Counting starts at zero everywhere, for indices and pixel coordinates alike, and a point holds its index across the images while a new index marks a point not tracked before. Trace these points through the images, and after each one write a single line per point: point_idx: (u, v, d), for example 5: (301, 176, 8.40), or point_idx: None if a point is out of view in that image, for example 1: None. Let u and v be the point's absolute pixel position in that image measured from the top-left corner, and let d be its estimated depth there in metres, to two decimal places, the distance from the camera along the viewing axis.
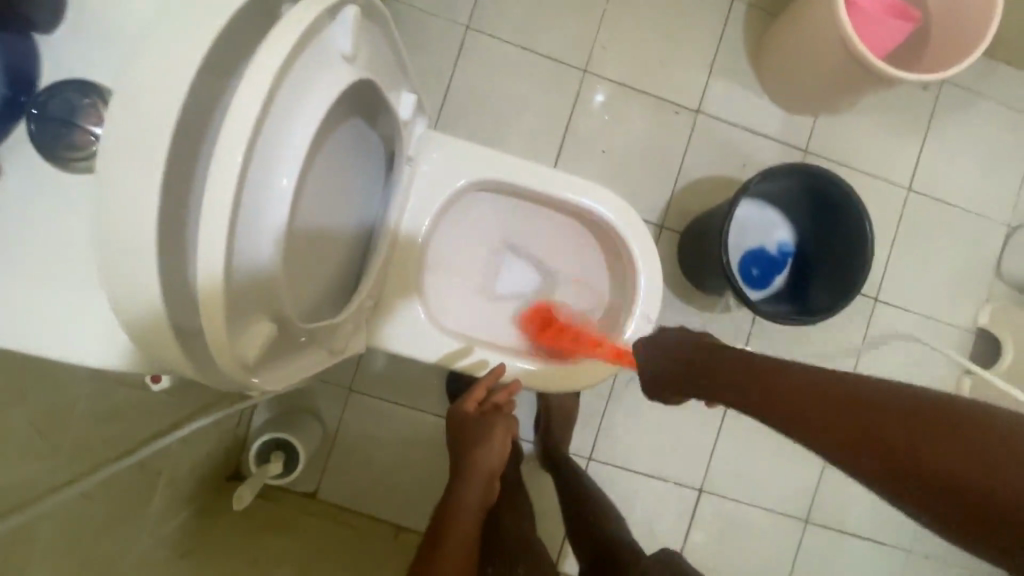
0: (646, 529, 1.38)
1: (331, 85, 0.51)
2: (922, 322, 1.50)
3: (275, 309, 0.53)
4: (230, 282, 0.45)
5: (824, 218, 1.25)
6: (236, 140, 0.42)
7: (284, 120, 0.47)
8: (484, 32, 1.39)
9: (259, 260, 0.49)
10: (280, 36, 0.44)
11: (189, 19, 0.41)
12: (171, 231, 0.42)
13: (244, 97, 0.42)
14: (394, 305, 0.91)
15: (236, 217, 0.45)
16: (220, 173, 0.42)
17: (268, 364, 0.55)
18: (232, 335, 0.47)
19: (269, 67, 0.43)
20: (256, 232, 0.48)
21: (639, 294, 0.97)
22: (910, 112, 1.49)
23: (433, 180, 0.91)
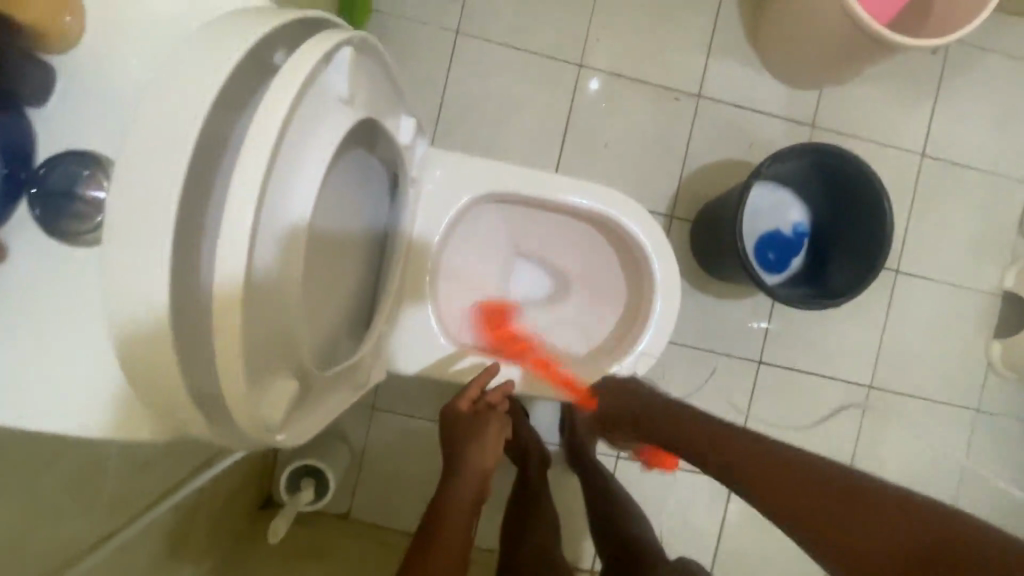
0: (682, 522, 1.37)
1: (331, 132, 0.50)
2: (947, 290, 1.46)
3: (295, 362, 0.52)
4: (248, 344, 0.44)
5: (838, 195, 1.22)
6: (244, 205, 0.40)
7: (287, 174, 0.46)
8: (474, 36, 1.37)
9: (278, 316, 0.48)
10: (278, 91, 0.42)
11: (183, 84, 0.39)
12: (185, 306, 0.41)
13: (247, 161, 0.40)
14: (411, 328, 0.89)
15: (250, 281, 0.43)
16: (231, 242, 0.40)
17: (297, 416, 0.54)
18: (254, 399, 0.46)
19: (270, 127, 0.41)
20: (272, 290, 0.47)
21: (657, 295, 0.95)
22: (919, 75, 1.45)
23: (439, 199, 0.89)
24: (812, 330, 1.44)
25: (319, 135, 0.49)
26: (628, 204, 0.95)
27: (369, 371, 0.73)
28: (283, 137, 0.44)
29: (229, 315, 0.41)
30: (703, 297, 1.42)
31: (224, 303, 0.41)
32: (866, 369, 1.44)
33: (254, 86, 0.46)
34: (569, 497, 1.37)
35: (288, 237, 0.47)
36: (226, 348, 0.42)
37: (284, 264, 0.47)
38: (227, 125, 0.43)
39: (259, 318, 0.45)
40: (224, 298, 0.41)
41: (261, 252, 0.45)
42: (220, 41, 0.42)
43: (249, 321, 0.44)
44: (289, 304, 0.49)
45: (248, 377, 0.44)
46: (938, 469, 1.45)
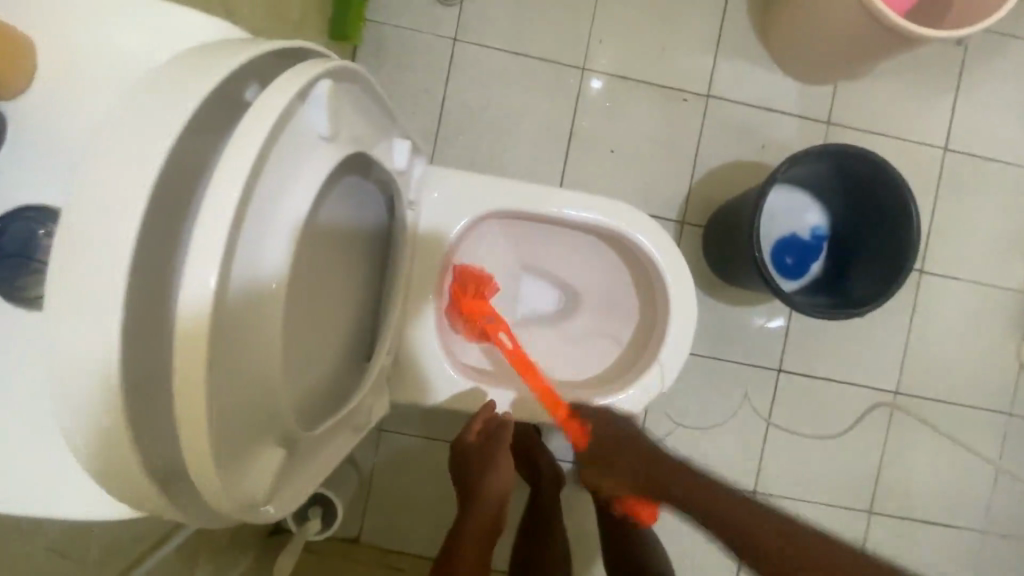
0: (703, 540, 1.32)
1: (307, 176, 0.46)
2: (975, 289, 1.39)
3: (279, 426, 0.48)
4: (219, 429, 0.39)
5: (858, 197, 1.17)
6: (206, 273, 0.35)
7: (260, 226, 0.42)
8: (472, 43, 1.32)
9: (254, 379, 0.43)
10: (243, 138, 0.37)
11: (134, 132, 0.34)
12: (145, 384, 0.37)
13: (207, 219, 0.35)
14: (415, 357, 0.86)
15: (217, 353, 0.39)
16: (188, 315, 0.35)
17: (282, 482, 0.51)
18: (235, 477, 0.42)
19: (234, 177, 0.36)
20: (245, 353, 0.42)
21: (672, 315, 0.89)
22: (939, 65, 1.38)
23: (438, 222, 0.85)
24: (834, 336, 1.38)
25: (295, 178, 0.45)
26: (637, 218, 0.90)
27: (370, 411, 0.71)
28: (251, 186, 0.39)
29: (192, 405, 0.35)
30: (718, 306, 1.37)
31: (185, 388, 0.35)
32: (892, 375, 1.38)
33: (221, 126, 0.41)
34: (584, 517, 1.33)
35: (263, 295, 0.43)
36: (194, 442, 0.36)
37: (261, 327, 0.43)
38: (187, 172, 0.38)
39: (233, 392, 0.41)
40: (183, 383, 0.35)
41: (236, 316, 0.40)
42: (178, 80, 0.37)
43: (219, 399, 0.39)
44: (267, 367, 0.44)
45: (224, 467, 0.40)
46: (971, 477, 1.38)
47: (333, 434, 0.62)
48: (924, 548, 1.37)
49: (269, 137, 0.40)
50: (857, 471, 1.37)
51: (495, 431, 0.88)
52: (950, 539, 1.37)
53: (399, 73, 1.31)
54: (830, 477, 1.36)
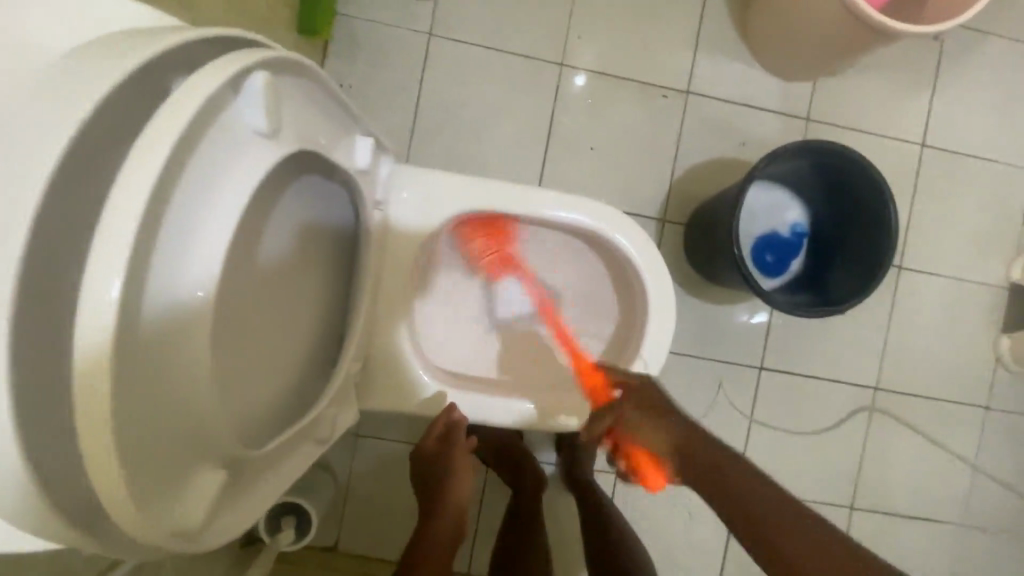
0: (686, 540, 1.31)
1: (241, 177, 0.43)
2: (952, 285, 1.40)
3: (217, 447, 0.45)
4: (135, 458, 0.36)
5: (837, 194, 1.16)
6: (105, 288, 0.31)
7: (185, 230, 0.39)
8: (447, 38, 1.29)
9: (181, 396, 0.41)
10: (151, 138, 0.34)
11: (25, 135, 0.32)
12: (47, 410, 0.33)
13: (111, 220, 0.32)
14: (384, 361, 0.83)
15: (130, 374, 0.35)
16: (86, 335, 0.31)
17: (223, 507, 0.48)
18: (164, 505, 0.39)
19: (141, 181, 0.33)
20: (169, 369, 0.39)
21: (650, 316, 0.88)
22: (916, 61, 1.38)
23: (408, 222, 0.82)
24: (814, 333, 1.37)
25: (226, 177, 0.41)
26: (612, 217, 0.88)
27: (333, 421, 0.68)
28: (165, 190, 0.36)
29: (98, 435, 0.32)
30: (699, 304, 1.36)
31: (88, 416, 0.32)
32: (871, 371, 1.38)
33: (131, 125, 0.39)
34: (567, 520, 1.31)
35: (189, 310, 0.40)
36: (103, 474, 0.33)
37: (186, 343, 0.40)
38: (91, 178, 0.36)
39: (153, 415, 0.38)
40: (85, 410, 0.32)
41: (154, 333, 0.37)
42: (79, 77, 0.34)
43: (135, 425, 0.36)
44: (195, 383, 0.42)
45: (145, 498, 0.37)
46: (950, 472, 1.39)
47: (289, 449, 0.59)
48: (904, 543, 1.37)
49: (187, 135, 0.37)
50: (838, 467, 1.37)
51: (449, 437, 0.86)
52: (930, 533, 1.37)
53: (373, 69, 1.28)
54: (812, 474, 1.36)
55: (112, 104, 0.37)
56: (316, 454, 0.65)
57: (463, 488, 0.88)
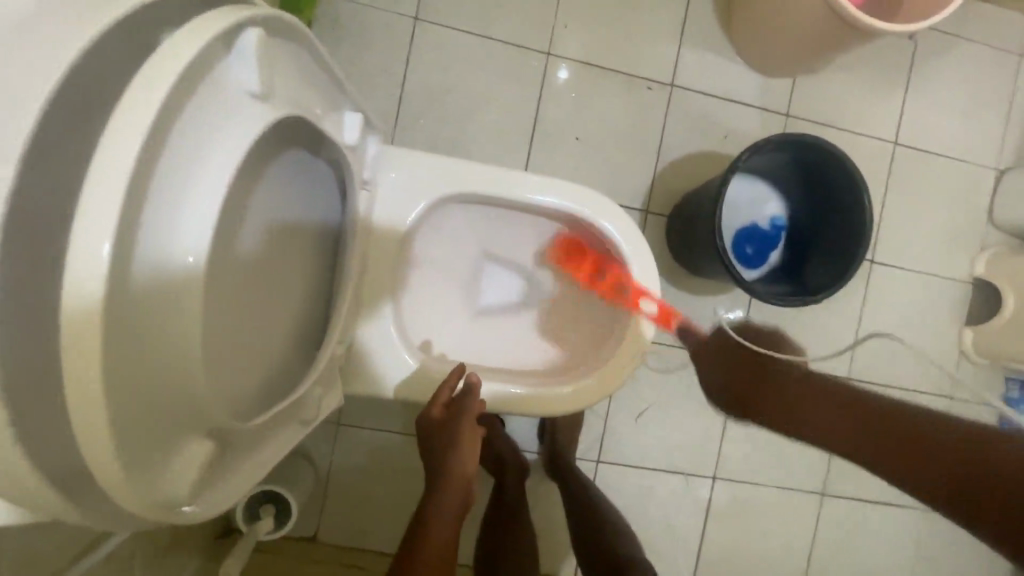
0: (663, 526, 1.33)
1: (238, 138, 0.42)
2: (920, 279, 1.45)
3: (203, 418, 0.44)
4: (124, 424, 0.35)
5: (814, 187, 1.19)
6: (96, 246, 0.30)
7: (178, 190, 0.38)
8: (434, 23, 1.28)
9: (168, 364, 0.39)
10: (139, 93, 0.33)
11: (9, 80, 0.30)
12: (34, 372, 0.32)
13: (100, 174, 0.31)
14: (369, 344, 0.82)
15: (120, 338, 0.34)
16: (76, 296, 0.30)
17: (209, 483, 0.47)
18: (149, 477, 0.38)
19: (129, 138, 0.32)
20: (156, 337, 0.38)
21: (636, 299, 0.88)
22: (891, 62, 1.42)
23: (394, 203, 0.81)
24: (790, 324, 1.41)
25: (217, 136, 0.41)
26: (600, 203, 0.89)
27: (320, 401, 0.67)
28: (153, 150, 0.35)
29: (89, 398, 0.31)
30: (681, 295, 1.37)
31: (79, 379, 0.31)
32: (843, 362, 1.43)
33: (115, 82, 0.38)
34: (549, 507, 1.31)
35: (178, 272, 0.39)
36: (93, 438, 0.32)
37: (177, 308, 0.39)
38: (75, 135, 0.35)
39: (143, 381, 0.37)
40: (76, 373, 0.31)
41: (142, 298, 0.36)
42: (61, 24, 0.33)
43: (125, 390, 0.35)
44: (183, 352, 0.40)
45: (135, 466, 0.36)
46: None
47: (273, 429, 0.58)
48: (878, 531, 1.39)
49: (174, 95, 0.36)
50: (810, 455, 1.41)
51: (461, 401, 0.82)
52: (902, 522, 1.40)
53: (358, 53, 1.25)
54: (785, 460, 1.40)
55: (91, 57, 0.36)
56: (302, 435, 0.65)
57: (468, 461, 0.81)
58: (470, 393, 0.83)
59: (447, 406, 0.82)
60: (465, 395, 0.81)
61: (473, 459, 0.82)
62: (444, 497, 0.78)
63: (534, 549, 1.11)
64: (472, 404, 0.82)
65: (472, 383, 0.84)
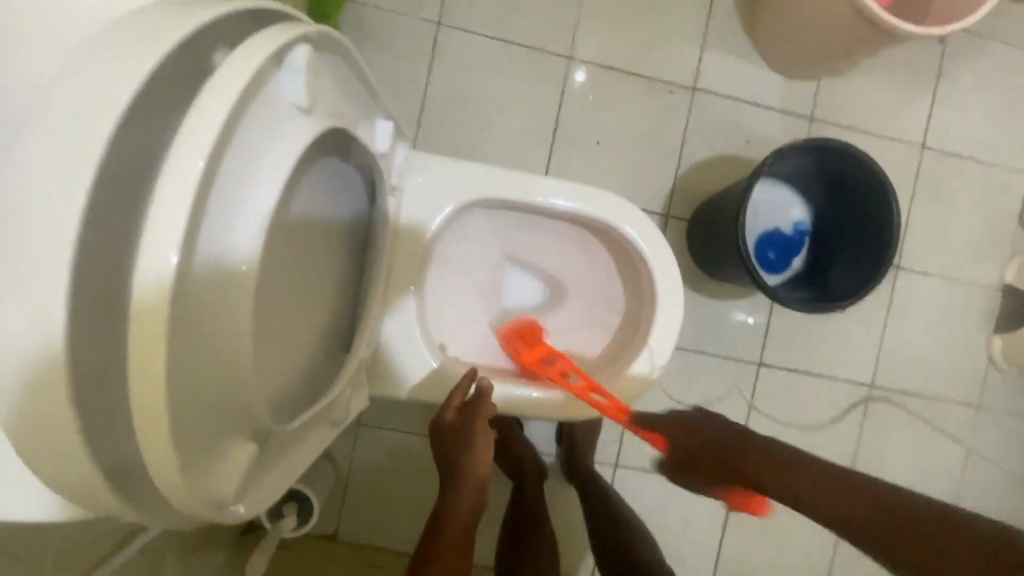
0: (681, 532, 1.32)
1: (288, 150, 0.44)
2: (947, 286, 1.42)
3: (249, 420, 0.45)
4: (181, 425, 0.36)
5: (840, 193, 1.18)
6: (164, 255, 0.32)
7: (233, 202, 0.39)
8: (457, 27, 1.29)
9: (220, 367, 0.41)
10: (203, 109, 0.34)
11: (84, 96, 0.31)
12: (98, 372, 0.34)
13: (168, 186, 0.32)
14: (395, 346, 0.84)
15: (178, 342, 0.36)
16: (144, 304, 0.32)
17: (252, 482, 0.48)
18: (202, 477, 0.39)
19: (194, 151, 0.33)
20: (210, 341, 0.39)
21: (660, 305, 0.88)
22: (919, 64, 1.40)
23: (421, 208, 0.83)
24: (812, 330, 1.39)
25: (269, 145, 0.42)
26: (625, 209, 0.89)
27: (350, 403, 0.68)
28: (213, 163, 0.36)
29: (151, 400, 0.33)
30: (702, 299, 1.37)
31: (143, 382, 0.32)
32: (867, 368, 1.40)
33: (175, 93, 0.39)
34: (566, 510, 1.32)
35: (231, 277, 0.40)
36: (155, 438, 0.34)
37: (229, 314, 0.40)
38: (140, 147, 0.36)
39: (199, 383, 0.38)
40: (142, 374, 0.32)
41: (199, 304, 0.37)
42: (130, 41, 0.34)
43: (182, 392, 0.36)
44: (234, 355, 0.41)
45: (188, 466, 0.37)
46: (944, 469, 1.41)
47: (308, 430, 0.59)
48: None
49: (233, 109, 0.37)
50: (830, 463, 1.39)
51: (473, 405, 0.81)
52: None
53: (383, 57, 1.27)
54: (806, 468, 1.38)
55: (158, 73, 0.37)
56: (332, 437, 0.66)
57: (482, 464, 0.81)
58: (482, 395, 0.82)
59: (460, 409, 0.82)
60: (477, 399, 0.80)
61: (487, 463, 0.82)
62: (459, 501, 0.78)
63: (553, 553, 1.11)
64: (484, 407, 0.82)
65: (484, 387, 0.83)
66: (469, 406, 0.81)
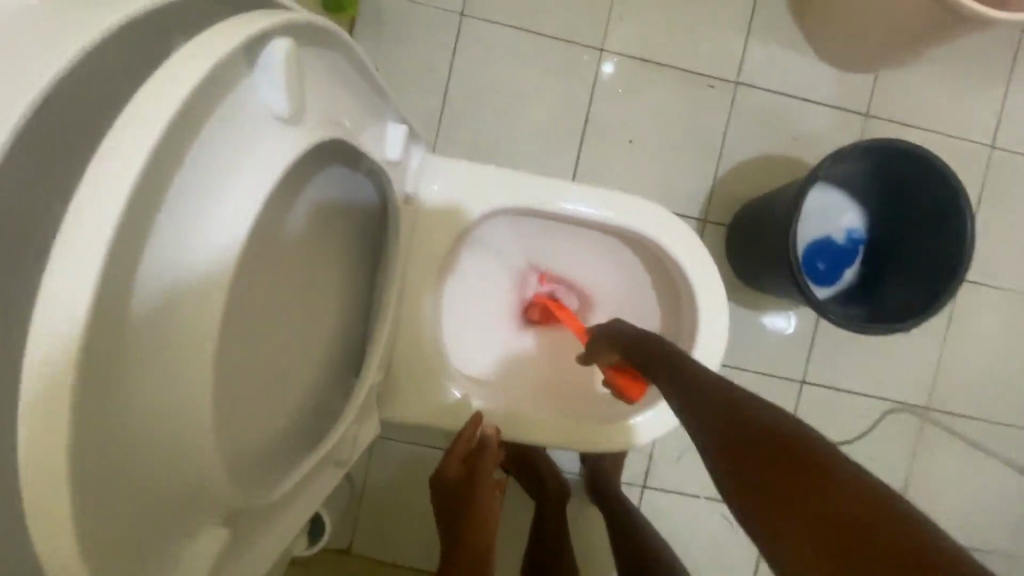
0: (714, 560, 1.24)
1: (261, 162, 0.38)
2: (1016, 299, 1.29)
3: (226, 507, 0.41)
4: (99, 512, 0.30)
5: (901, 200, 1.06)
6: (65, 320, 0.26)
7: (188, 228, 0.34)
8: (480, 18, 1.21)
9: (170, 429, 0.35)
10: (124, 134, 0.28)
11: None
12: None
13: (71, 238, 0.26)
14: (408, 367, 0.77)
15: (97, 415, 0.29)
16: (37, 381, 0.26)
17: (226, 560, 0.44)
18: (147, 573, 0.35)
19: (106, 192, 0.27)
20: (152, 403, 0.33)
21: (700, 326, 0.79)
22: (990, 54, 1.26)
23: (437, 217, 0.75)
24: (862, 346, 1.28)
25: (237, 159, 0.36)
26: (659, 217, 0.80)
27: (355, 439, 0.62)
28: (145, 198, 0.30)
29: (52, 494, 0.27)
30: (740, 311, 1.27)
31: (38, 473, 0.26)
32: (923, 389, 1.28)
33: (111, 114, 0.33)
34: (590, 533, 1.24)
35: (183, 328, 0.34)
36: (61, 537, 0.27)
37: (182, 376, 0.35)
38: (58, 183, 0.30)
39: (127, 458, 0.32)
40: (39, 465, 0.26)
41: (126, 364, 0.31)
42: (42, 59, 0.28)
43: (102, 474, 0.30)
44: (188, 415, 0.35)
45: (111, 558, 0.31)
46: (1007, 500, 1.29)
47: (305, 484, 0.54)
48: None
49: (173, 134, 0.31)
50: None
51: (477, 456, 0.77)
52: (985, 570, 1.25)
53: (402, 51, 1.20)
54: None
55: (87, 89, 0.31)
56: (335, 477, 0.60)
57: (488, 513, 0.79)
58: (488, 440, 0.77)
59: (463, 459, 0.78)
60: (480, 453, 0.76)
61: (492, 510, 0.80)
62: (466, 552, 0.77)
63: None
64: (489, 457, 0.77)
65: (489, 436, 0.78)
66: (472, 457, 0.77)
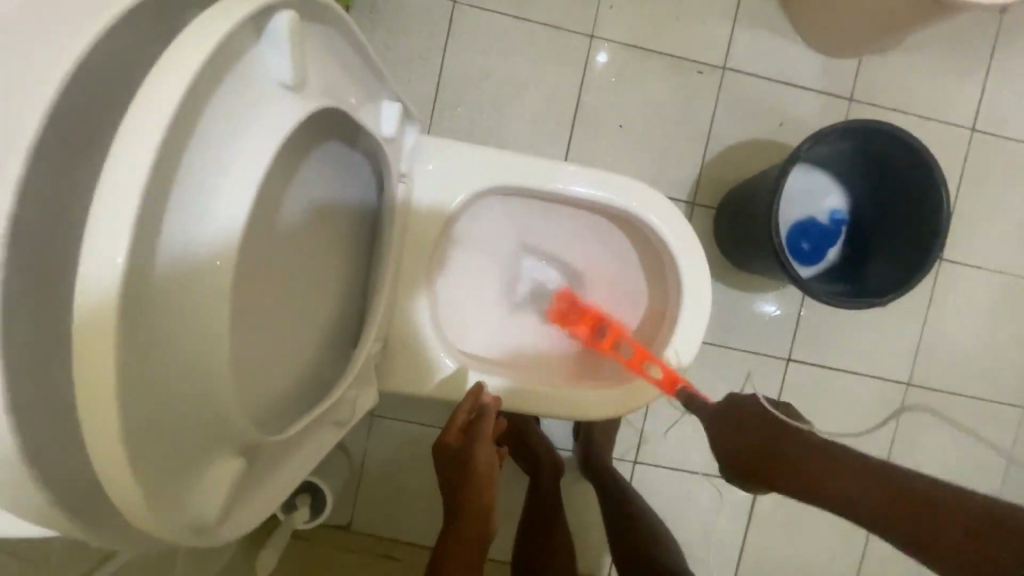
0: (703, 530, 1.28)
1: (269, 128, 0.41)
2: (994, 278, 1.33)
3: (241, 441, 0.45)
4: (137, 437, 0.34)
5: (882, 180, 1.10)
6: (108, 257, 0.29)
7: (206, 188, 0.37)
8: (473, 7, 1.23)
9: (192, 370, 0.38)
10: (155, 92, 0.31)
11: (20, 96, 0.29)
12: (36, 384, 0.32)
13: (113, 186, 0.29)
14: (404, 340, 0.80)
15: (134, 348, 0.33)
16: (86, 312, 0.29)
17: (238, 497, 0.47)
18: (177, 500, 0.39)
19: (143, 147, 0.30)
20: (177, 345, 0.37)
21: (685, 296, 0.83)
22: (970, 38, 1.29)
23: (431, 194, 0.78)
24: (846, 324, 1.31)
25: (247, 125, 0.40)
26: (645, 193, 0.83)
27: (354, 403, 0.65)
28: (171, 152, 0.33)
29: (100, 410, 0.30)
30: (728, 292, 1.30)
31: (89, 395, 0.29)
32: (905, 365, 1.32)
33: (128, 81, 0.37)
34: (583, 507, 1.28)
35: (204, 277, 0.38)
36: (106, 453, 0.31)
37: (200, 321, 0.38)
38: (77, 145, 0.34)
39: (159, 397, 0.36)
40: (89, 386, 0.30)
41: (157, 307, 0.35)
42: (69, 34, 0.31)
43: (137, 407, 0.33)
44: (207, 358, 0.39)
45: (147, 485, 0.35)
46: (985, 470, 1.34)
47: (306, 437, 0.57)
48: None
49: (192, 98, 0.34)
50: None
51: (473, 428, 0.79)
52: None
53: (396, 39, 1.22)
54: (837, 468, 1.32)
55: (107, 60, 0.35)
56: (337, 436, 0.63)
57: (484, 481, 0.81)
58: (484, 408, 0.79)
59: (463, 429, 0.81)
60: (477, 424, 0.78)
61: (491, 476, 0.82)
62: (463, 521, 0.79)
63: (573, 556, 1.07)
64: (484, 428, 0.79)
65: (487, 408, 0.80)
66: (468, 429, 0.79)
